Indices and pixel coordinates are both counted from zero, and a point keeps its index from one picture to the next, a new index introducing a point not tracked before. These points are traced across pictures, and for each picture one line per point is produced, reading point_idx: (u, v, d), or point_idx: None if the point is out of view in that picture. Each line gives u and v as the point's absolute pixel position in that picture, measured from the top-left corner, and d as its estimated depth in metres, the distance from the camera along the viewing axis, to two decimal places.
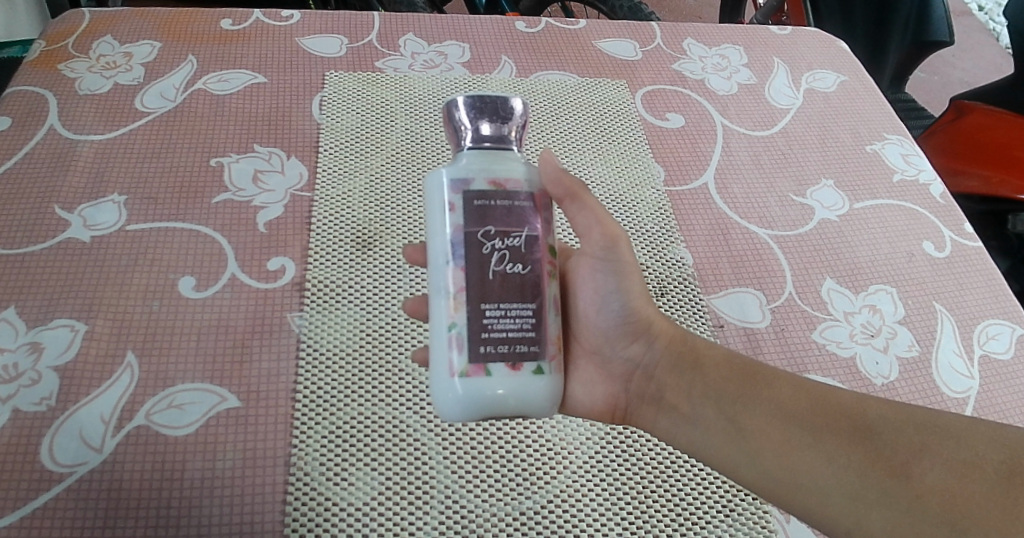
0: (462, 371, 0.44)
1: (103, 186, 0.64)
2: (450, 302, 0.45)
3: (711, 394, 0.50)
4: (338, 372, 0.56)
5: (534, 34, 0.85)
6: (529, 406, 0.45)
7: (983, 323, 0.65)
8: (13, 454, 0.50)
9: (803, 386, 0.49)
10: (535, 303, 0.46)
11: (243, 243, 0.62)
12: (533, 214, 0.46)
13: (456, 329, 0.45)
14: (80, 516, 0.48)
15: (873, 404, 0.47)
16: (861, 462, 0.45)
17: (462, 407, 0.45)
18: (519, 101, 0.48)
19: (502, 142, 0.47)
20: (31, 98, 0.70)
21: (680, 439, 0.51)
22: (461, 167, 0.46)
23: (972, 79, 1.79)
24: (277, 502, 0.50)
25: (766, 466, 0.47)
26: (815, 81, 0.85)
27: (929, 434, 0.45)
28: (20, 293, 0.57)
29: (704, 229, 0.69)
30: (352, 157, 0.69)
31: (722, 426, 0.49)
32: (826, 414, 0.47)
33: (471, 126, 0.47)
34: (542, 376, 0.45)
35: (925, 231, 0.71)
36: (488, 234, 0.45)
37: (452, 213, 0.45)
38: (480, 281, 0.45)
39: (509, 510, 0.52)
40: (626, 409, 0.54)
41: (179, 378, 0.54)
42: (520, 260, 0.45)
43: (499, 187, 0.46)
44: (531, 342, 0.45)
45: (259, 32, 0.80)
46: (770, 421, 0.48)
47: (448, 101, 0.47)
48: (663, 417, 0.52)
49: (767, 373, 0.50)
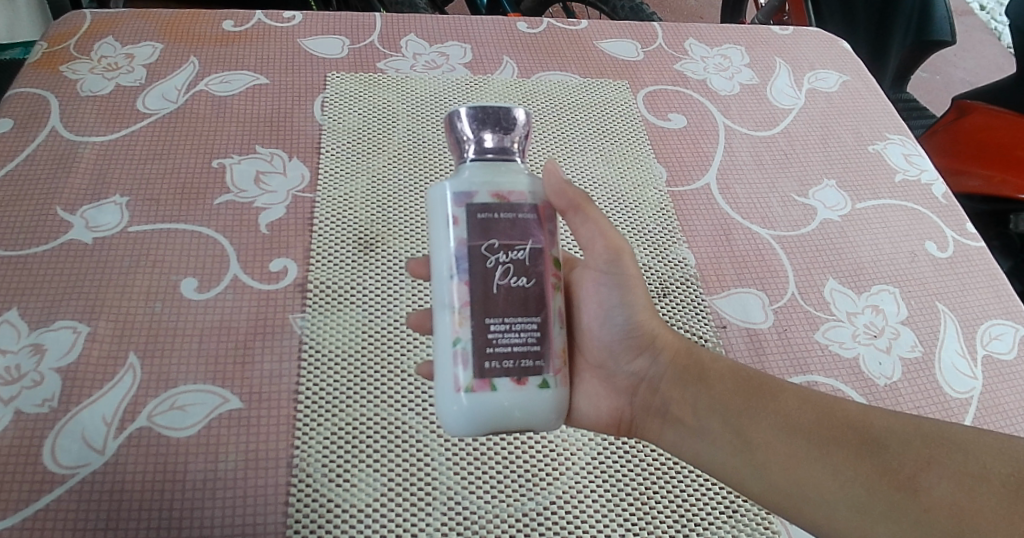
0: (467, 386, 0.44)
1: (105, 188, 0.64)
2: (454, 317, 0.45)
3: (717, 407, 0.50)
4: (341, 374, 0.56)
5: (536, 34, 0.85)
6: (534, 420, 0.45)
7: (986, 323, 0.65)
8: (15, 456, 0.50)
9: (809, 399, 0.49)
10: (540, 316, 0.45)
11: (245, 244, 0.62)
12: (537, 227, 0.46)
13: (461, 344, 0.45)
14: (82, 517, 0.48)
15: (880, 415, 0.47)
16: (868, 475, 0.45)
17: (467, 422, 0.45)
18: (521, 111, 0.48)
19: (505, 154, 0.47)
20: (32, 100, 0.70)
21: (686, 452, 0.51)
22: (464, 180, 0.46)
23: (973, 79, 1.79)
24: (279, 503, 0.50)
25: (772, 479, 0.47)
26: (817, 81, 0.85)
27: (937, 447, 0.45)
28: (21, 294, 0.57)
29: (707, 229, 0.69)
30: (354, 159, 0.69)
31: (727, 438, 0.49)
32: (832, 426, 0.47)
33: (474, 137, 0.47)
34: (546, 390, 0.45)
35: (928, 231, 0.71)
36: (491, 249, 0.45)
37: (455, 227, 0.45)
38: (484, 295, 0.45)
39: (512, 511, 0.52)
40: (632, 421, 0.54)
41: (182, 380, 0.54)
42: (524, 274, 0.45)
43: (503, 200, 0.46)
44: (536, 356, 0.45)
45: (261, 33, 0.80)
46: (776, 434, 0.48)
47: (450, 112, 0.47)
48: (668, 430, 0.52)
49: (772, 384, 0.50)
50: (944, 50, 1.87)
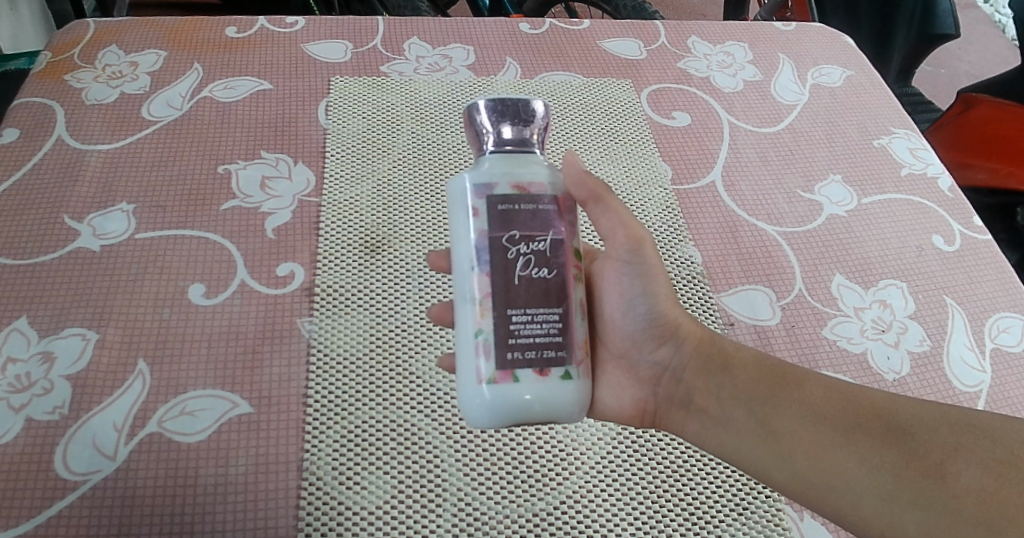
0: (490, 378, 0.44)
1: (112, 196, 0.64)
2: (476, 308, 0.45)
3: (741, 396, 0.50)
4: (351, 375, 0.56)
5: (539, 35, 0.85)
6: (557, 411, 0.45)
7: (994, 316, 0.65)
8: (26, 465, 0.50)
9: (833, 387, 0.49)
10: (561, 307, 0.45)
11: (252, 249, 0.62)
12: (557, 217, 0.46)
13: (483, 336, 0.45)
14: (94, 524, 0.48)
15: (907, 403, 0.47)
16: (894, 462, 0.45)
17: (490, 414, 0.45)
18: (540, 103, 0.48)
19: (524, 145, 0.47)
20: (38, 110, 0.70)
21: (710, 442, 0.51)
22: (484, 172, 0.46)
23: (978, 72, 1.78)
24: (290, 506, 0.50)
25: (798, 468, 0.47)
26: (820, 77, 0.85)
27: (964, 434, 0.45)
28: (30, 302, 0.57)
29: (713, 227, 0.69)
30: (360, 161, 0.69)
31: (752, 428, 0.49)
32: (857, 414, 0.47)
33: (493, 130, 0.47)
34: (569, 381, 0.45)
35: (935, 225, 0.71)
36: (513, 239, 0.45)
37: (475, 218, 0.45)
38: (506, 287, 0.45)
39: (522, 512, 0.52)
40: (655, 413, 0.54)
41: (191, 386, 0.54)
42: (546, 265, 0.45)
43: (523, 191, 0.46)
44: (558, 347, 0.45)
45: (264, 39, 0.80)
46: (800, 422, 0.48)
47: (470, 105, 0.48)
48: (691, 420, 0.52)
49: (797, 373, 0.50)
50: (948, 44, 1.87)
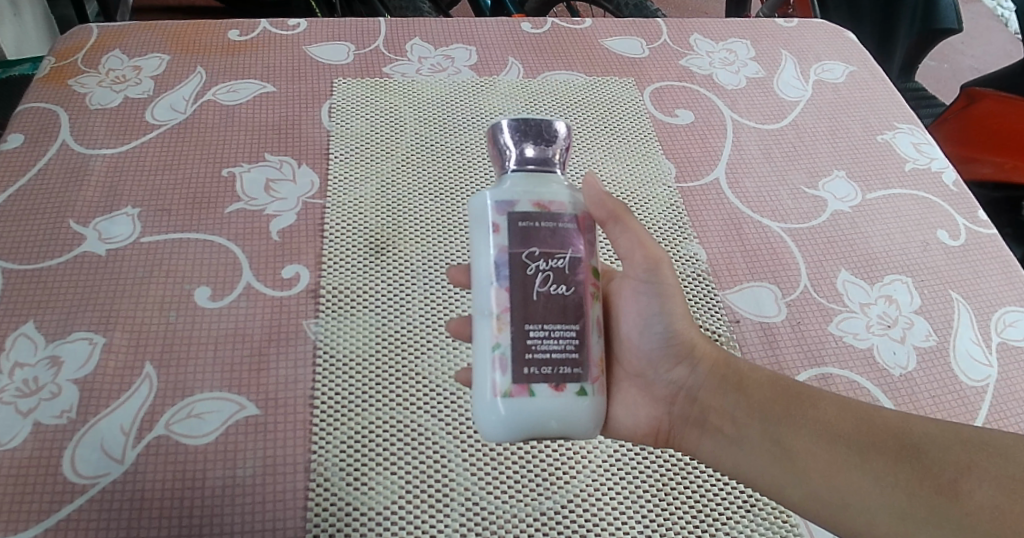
0: (505, 392, 0.44)
1: (116, 200, 0.64)
2: (494, 323, 0.45)
3: (757, 416, 0.50)
4: (361, 380, 0.56)
5: (540, 35, 0.85)
6: (573, 428, 0.45)
7: (1000, 311, 0.65)
8: (35, 467, 0.50)
9: (847, 405, 0.49)
10: (578, 324, 0.45)
11: (258, 251, 0.62)
12: (576, 236, 0.46)
13: (500, 350, 0.45)
14: (102, 526, 0.48)
15: (920, 421, 0.47)
16: (909, 480, 0.45)
17: (506, 428, 0.45)
18: (561, 125, 0.50)
19: (546, 165, 0.48)
20: (43, 115, 0.70)
21: (726, 462, 0.51)
22: (506, 190, 0.46)
23: (982, 66, 1.78)
24: (299, 508, 0.50)
25: (812, 487, 0.47)
26: (823, 73, 0.84)
27: (977, 452, 0.45)
28: (38, 307, 0.57)
29: (718, 225, 0.68)
30: (368, 166, 0.69)
31: (768, 446, 0.49)
32: (871, 433, 0.47)
33: (516, 149, 0.48)
34: (585, 398, 0.45)
35: (940, 220, 0.71)
36: (532, 256, 0.45)
37: (495, 235, 0.45)
38: (524, 302, 0.45)
39: (530, 510, 0.52)
40: (671, 432, 0.53)
41: (198, 388, 0.54)
42: (564, 282, 0.46)
43: (543, 209, 0.46)
44: (574, 364, 0.45)
45: (267, 42, 0.80)
46: (816, 441, 0.48)
47: (493, 125, 0.49)
48: (706, 439, 0.52)
49: (811, 393, 0.50)
50: (952, 39, 1.86)
